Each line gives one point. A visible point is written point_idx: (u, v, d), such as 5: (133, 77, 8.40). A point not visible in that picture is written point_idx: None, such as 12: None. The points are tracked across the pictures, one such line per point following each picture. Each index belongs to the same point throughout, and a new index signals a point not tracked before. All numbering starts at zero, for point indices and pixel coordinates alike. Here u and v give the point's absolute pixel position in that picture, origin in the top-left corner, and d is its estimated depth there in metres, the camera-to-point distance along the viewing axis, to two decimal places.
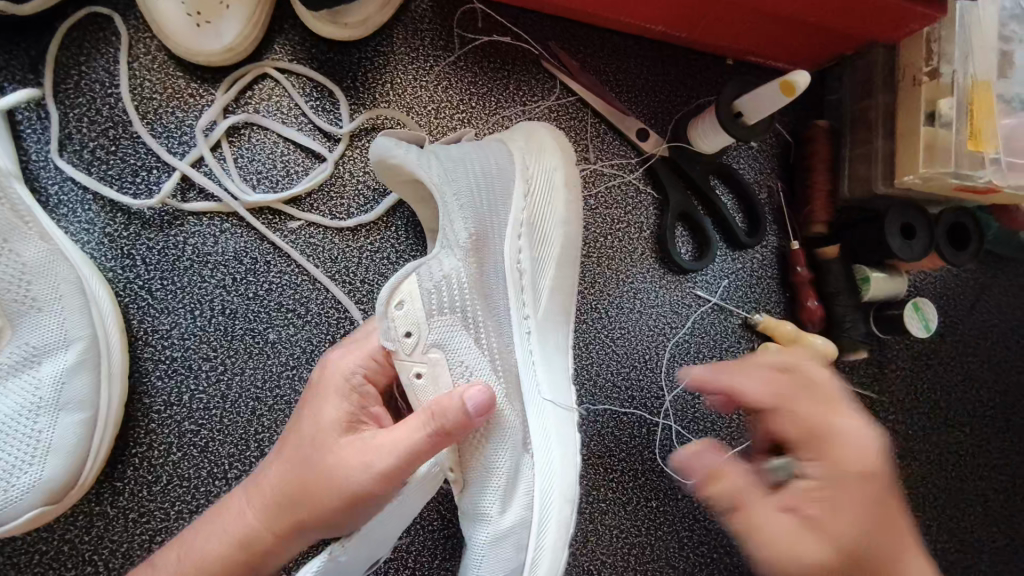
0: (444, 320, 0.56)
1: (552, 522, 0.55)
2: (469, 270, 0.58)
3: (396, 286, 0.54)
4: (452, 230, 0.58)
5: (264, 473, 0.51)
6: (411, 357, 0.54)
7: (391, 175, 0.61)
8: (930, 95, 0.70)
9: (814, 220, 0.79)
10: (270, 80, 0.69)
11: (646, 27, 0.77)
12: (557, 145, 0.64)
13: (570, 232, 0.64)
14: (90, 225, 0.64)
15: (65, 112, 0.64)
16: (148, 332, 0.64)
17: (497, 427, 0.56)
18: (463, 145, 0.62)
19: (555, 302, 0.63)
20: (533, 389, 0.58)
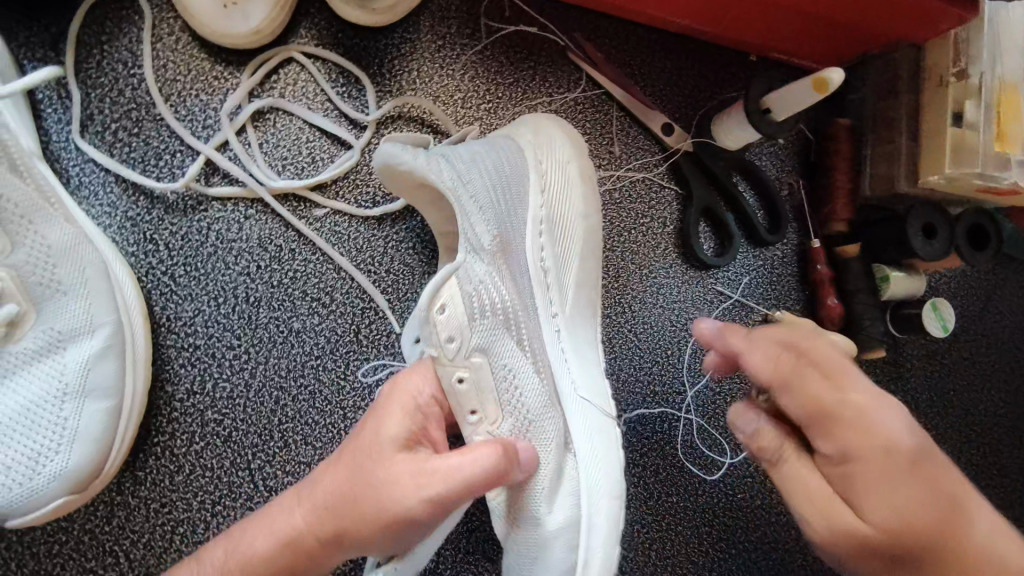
0: (485, 324, 0.56)
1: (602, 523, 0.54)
2: (501, 268, 0.58)
3: (439, 285, 0.55)
4: (475, 232, 0.57)
5: (316, 482, 0.50)
6: (455, 361, 0.54)
7: (398, 181, 0.59)
8: (958, 96, 0.71)
9: (835, 218, 0.79)
10: (295, 65, 0.68)
11: (673, 21, 0.76)
12: (565, 137, 0.62)
13: (591, 224, 0.62)
14: (112, 209, 0.62)
15: (87, 92, 0.63)
16: (171, 319, 0.63)
17: (534, 426, 0.55)
18: (470, 145, 0.60)
19: (583, 296, 0.61)
20: (568, 385, 0.57)
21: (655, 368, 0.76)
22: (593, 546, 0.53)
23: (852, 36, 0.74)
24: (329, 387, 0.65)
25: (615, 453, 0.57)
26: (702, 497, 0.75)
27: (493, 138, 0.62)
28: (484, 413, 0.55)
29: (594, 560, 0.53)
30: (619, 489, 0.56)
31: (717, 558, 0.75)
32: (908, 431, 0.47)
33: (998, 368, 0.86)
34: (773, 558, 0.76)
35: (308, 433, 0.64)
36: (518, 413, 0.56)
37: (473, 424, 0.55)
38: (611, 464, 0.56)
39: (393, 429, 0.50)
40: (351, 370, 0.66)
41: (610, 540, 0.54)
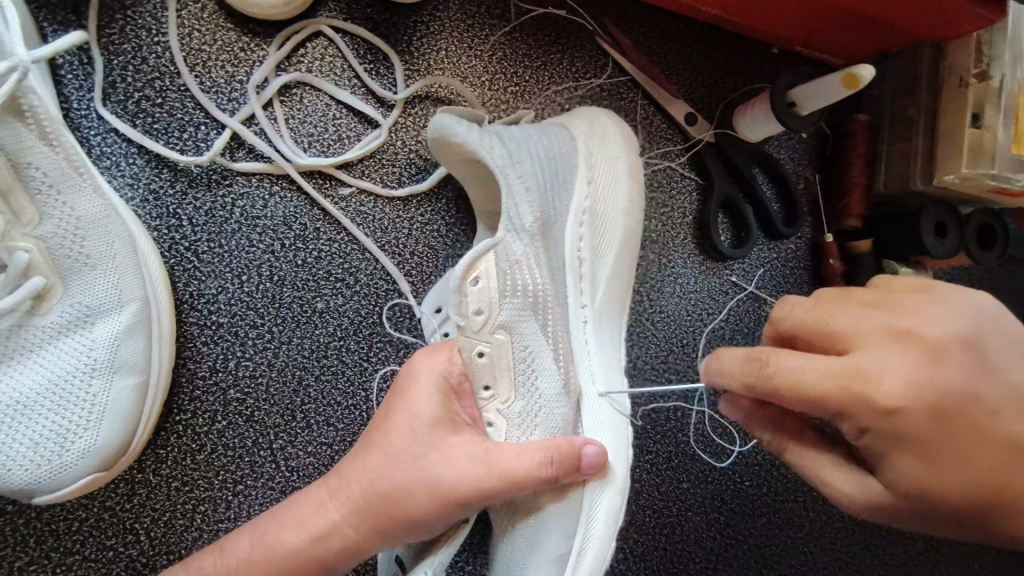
0: (513, 303, 0.55)
1: (601, 512, 0.55)
2: (534, 250, 0.57)
3: (476, 258, 0.54)
4: (519, 214, 0.57)
5: (347, 470, 0.50)
6: (478, 334, 0.54)
7: (447, 153, 0.58)
8: (977, 96, 0.72)
9: (850, 213, 0.80)
10: (323, 39, 0.66)
11: (700, 10, 0.76)
12: (622, 136, 0.63)
13: (631, 224, 0.62)
14: (134, 180, 0.61)
15: (109, 59, 0.61)
16: (194, 296, 0.62)
17: (544, 413, 0.55)
18: (525, 127, 0.60)
19: (613, 292, 0.61)
20: (587, 379, 0.58)
21: (670, 356, 0.77)
22: (592, 533, 0.55)
23: (875, 33, 0.75)
24: (352, 369, 0.65)
25: (624, 449, 0.57)
26: (712, 484, 0.76)
27: (547, 125, 0.62)
28: (497, 391, 0.54)
29: (590, 544, 0.55)
30: (622, 479, 0.56)
31: (725, 544, 0.76)
32: (953, 375, 0.43)
33: None
34: (778, 546, 0.77)
35: (331, 414, 0.64)
36: (542, 402, 0.55)
37: (485, 401, 0.54)
38: (621, 456, 0.57)
39: (425, 416, 0.49)
40: (374, 352, 0.65)
41: (608, 529, 0.55)
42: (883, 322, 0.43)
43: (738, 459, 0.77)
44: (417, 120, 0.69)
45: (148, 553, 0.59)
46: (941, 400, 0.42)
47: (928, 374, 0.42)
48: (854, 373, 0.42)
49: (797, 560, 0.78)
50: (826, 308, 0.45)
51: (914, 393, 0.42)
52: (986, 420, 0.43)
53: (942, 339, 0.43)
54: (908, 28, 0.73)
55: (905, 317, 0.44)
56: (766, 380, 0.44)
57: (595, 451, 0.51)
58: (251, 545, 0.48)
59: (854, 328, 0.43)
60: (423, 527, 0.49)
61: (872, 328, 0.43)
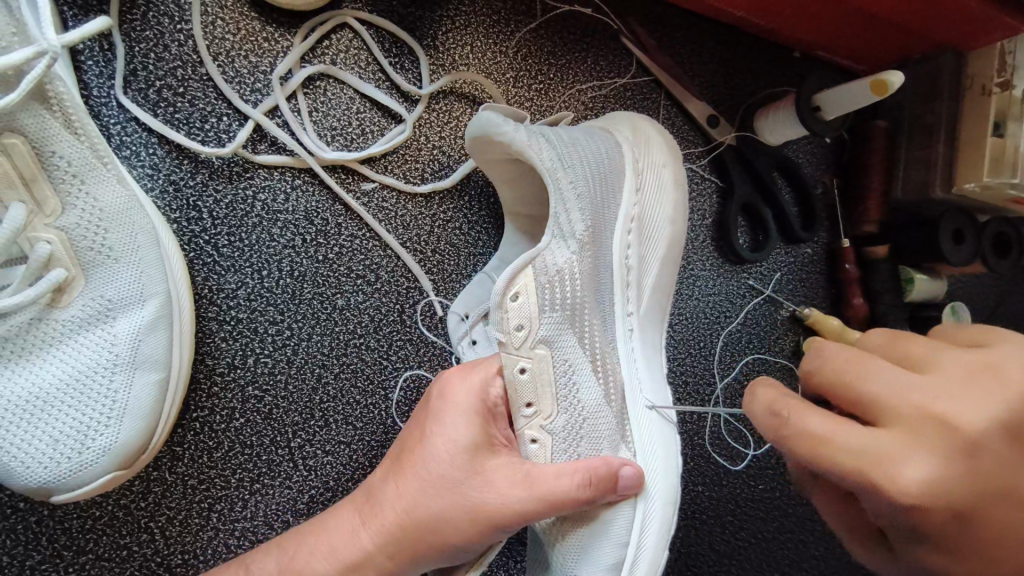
0: (553, 317, 0.55)
1: (654, 524, 0.55)
2: (580, 259, 0.57)
3: (517, 272, 0.54)
4: (569, 220, 0.57)
5: (382, 492, 0.51)
6: (519, 351, 0.53)
7: (489, 151, 0.58)
8: (1000, 106, 0.72)
9: (866, 219, 0.80)
10: (348, 31, 0.65)
11: (726, 12, 0.76)
12: (666, 144, 0.65)
13: (675, 233, 0.64)
14: (154, 170, 0.59)
15: (131, 46, 0.59)
16: (213, 291, 0.60)
17: (589, 425, 0.55)
18: (572, 130, 0.60)
19: (657, 300, 0.63)
20: (636, 390, 0.59)
21: (688, 358, 0.76)
22: (646, 544, 0.55)
23: (899, 39, 0.75)
24: (371, 367, 0.64)
25: (674, 457, 0.58)
26: (726, 488, 0.76)
27: (593, 129, 0.63)
28: (540, 408, 0.53)
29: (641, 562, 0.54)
30: (673, 491, 0.57)
31: (739, 547, 0.75)
32: (992, 469, 0.36)
33: None
34: (788, 550, 0.77)
35: (350, 412, 0.63)
36: (576, 410, 0.55)
37: (528, 418, 0.53)
38: (670, 467, 0.57)
39: (463, 441, 0.50)
40: (394, 350, 0.64)
41: (659, 542, 0.55)
42: (918, 399, 0.37)
43: (751, 463, 0.77)
44: (441, 115, 0.68)
45: (163, 552, 0.58)
46: (978, 501, 0.36)
47: (958, 472, 0.36)
48: (873, 455, 0.37)
49: (806, 564, 0.78)
50: (860, 366, 0.40)
51: (939, 491, 0.36)
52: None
53: (983, 429, 0.36)
54: (932, 37, 0.73)
55: (943, 395, 0.37)
56: (785, 438, 0.41)
57: (631, 470, 0.53)
58: (276, 565, 0.50)
59: (882, 397, 0.38)
60: (459, 550, 0.50)
61: (904, 405, 0.37)
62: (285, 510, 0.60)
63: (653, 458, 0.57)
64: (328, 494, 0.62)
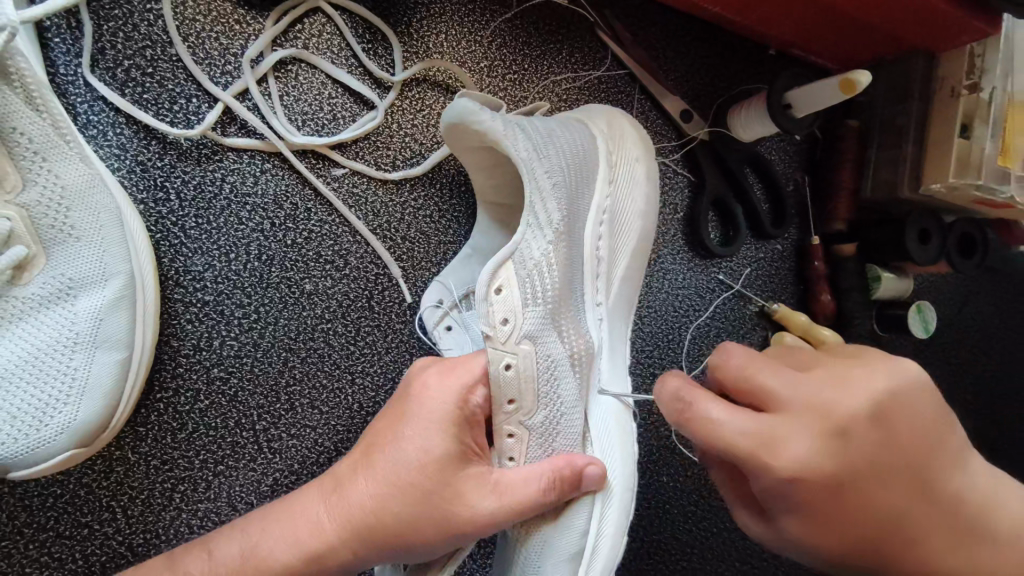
0: (537, 313, 0.56)
1: (614, 509, 0.56)
2: (557, 248, 0.58)
3: (497, 267, 0.55)
4: (544, 209, 0.58)
5: (353, 487, 0.50)
6: (505, 344, 0.54)
7: (461, 139, 0.58)
8: (968, 108, 0.73)
9: (835, 216, 0.81)
10: (321, 16, 0.65)
11: (701, 7, 0.76)
12: (639, 138, 0.65)
13: (648, 226, 0.65)
14: (121, 150, 0.59)
15: (99, 24, 0.59)
16: (180, 272, 0.60)
17: (565, 420, 0.56)
18: (549, 121, 0.61)
19: (625, 293, 0.64)
20: (596, 379, 0.60)
21: (656, 351, 0.77)
22: (604, 532, 0.55)
23: (870, 39, 0.76)
24: (339, 352, 0.64)
25: (631, 446, 0.59)
26: (690, 478, 0.77)
27: (569, 120, 0.64)
28: (521, 404, 0.54)
29: (602, 546, 0.55)
30: (631, 478, 0.58)
31: (701, 536, 0.77)
32: (859, 448, 0.44)
33: (975, 373, 0.88)
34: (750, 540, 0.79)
35: (315, 396, 0.63)
36: (552, 404, 0.55)
37: (507, 414, 0.53)
38: (627, 457, 0.58)
39: (436, 452, 0.50)
40: (361, 335, 0.65)
41: (619, 528, 0.56)
42: (803, 392, 0.45)
43: None
44: (415, 102, 0.68)
45: (124, 531, 0.58)
46: (844, 472, 0.44)
47: (832, 448, 0.44)
48: (766, 434, 0.44)
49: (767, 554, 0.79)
50: (756, 368, 0.46)
51: (812, 464, 0.44)
52: (884, 503, 0.45)
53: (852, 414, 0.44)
54: (903, 37, 0.73)
55: (825, 389, 0.45)
56: (688, 422, 0.47)
57: (597, 470, 0.54)
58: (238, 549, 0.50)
59: (779, 391, 0.45)
60: (421, 551, 0.51)
61: (795, 398, 0.45)
62: (249, 492, 0.61)
63: (610, 449, 0.57)
64: (292, 478, 0.62)
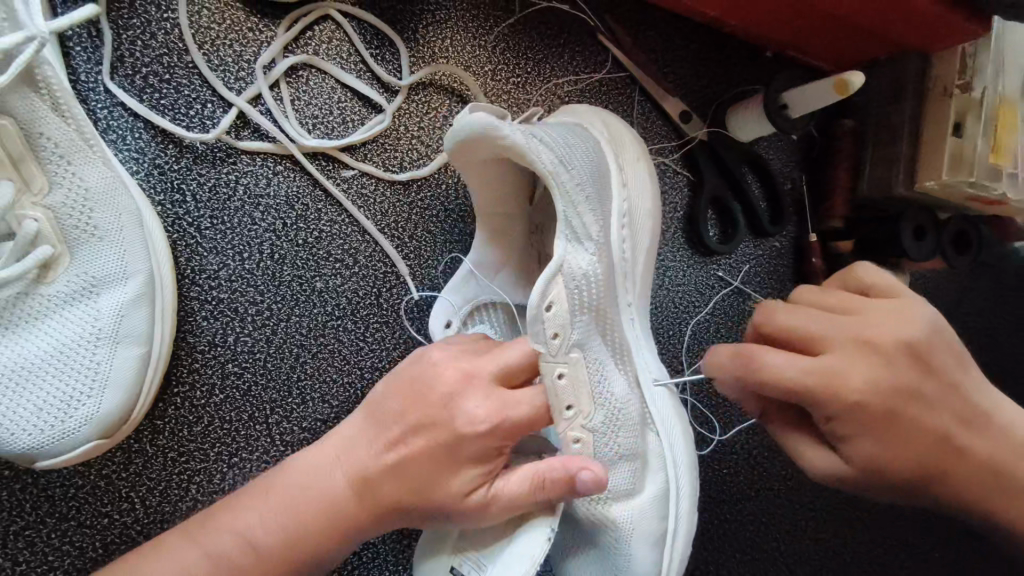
0: (581, 321, 0.57)
1: (684, 494, 0.60)
2: (600, 259, 0.59)
3: (548, 282, 0.55)
4: (582, 223, 0.58)
5: (363, 464, 0.53)
6: (556, 358, 0.55)
7: (478, 149, 0.57)
8: (960, 107, 0.75)
9: (832, 214, 0.83)
10: (330, 22, 0.67)
11: (700, 11, 0.78)
12: (635, 141, 0.69)
13: (656, 226, 0.68)
14: (139, 154, 0.62)
15: (118, 32, 0.61)
16: (195, 271, 0.63)
17: (624, 415, 0.58)
18: (557, 129, 0.61)
19: (645, 287, 0.67)
20: (646, 373, 0.62)
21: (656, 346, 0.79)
22: (681, 513, 0.59)
23: (866, 41, 0.77)
24: (348, 348, 0.66)
25: (686, 425, 0.63)
26: None
27: (570, 126, 0.65)
28: (580, 407, 0.55)
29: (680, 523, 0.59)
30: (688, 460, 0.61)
31: (702, 527, 0.77)
32: (906, 372, 0.53)
33: None
34: (751, 532, 0.78)
35: (327, 391, 0.65)
36: (610, 404, 0.57)
37: (570, 418, 0.55)
38: (686, 440, 0.62)
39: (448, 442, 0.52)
40: (370, 332, 0.67)
41: (688, 506, 0.60)
42: (848, 331, 0.53)
43: (716, 449, 0.79)
44: (421, 106, 0.70)
45: (143, 521, 0.60)
46: (899, 393, 0.53)
47: (881, 373, 0.52)
48: (828, 373, 0.52)
49: (768, 546, 0.79)
50: (805, 315, 0.55)
51: (874, 388, 0.52)
52: (934, 422, 0.54)
53: (892, 343, 0.53)
54: (897, 39, 0.75)
55: (868, 328, 0.53)
56: (753, 371, 0.53)
57: (590, 476, 0.51)
58: (279, 529, 0.52)
59: (825, 332, 0.53)
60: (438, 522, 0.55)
61: (840, 335, 0.53)
62: None
63: (674, 436, 0.61)
64: None
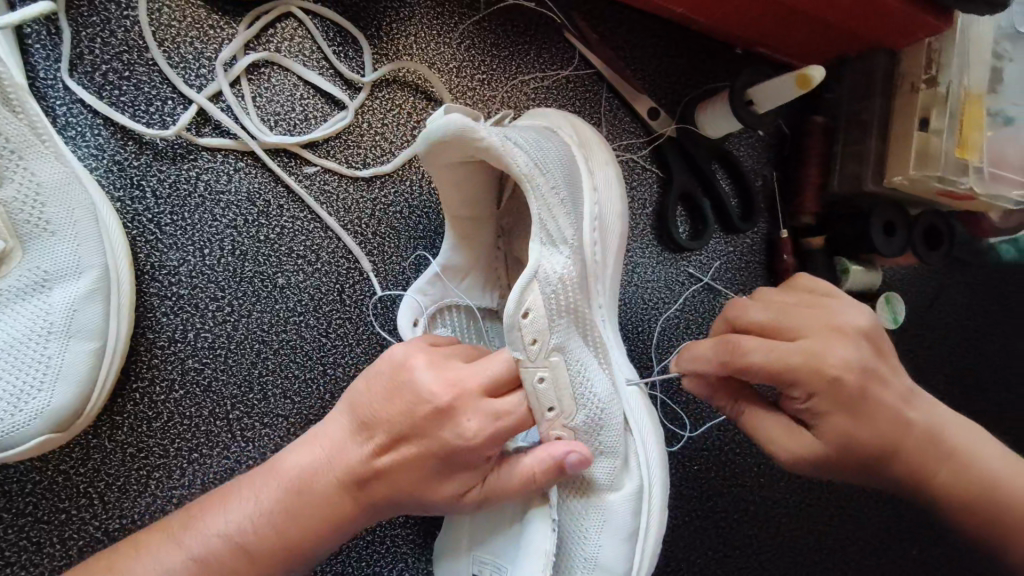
0: (560, 324, 0.55)
1: (655, 496, 0.59)
2: (574, 263, 0.58)
3: (522, 291, 0.53)
4: (556, 228, 0.57)
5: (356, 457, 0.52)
6: (536, 362, 0.52)
7: (449, 151, 0.55)
8: (925, 102, 0.74)
9: (803, 210, 0.83)
10: (293, 20, 0.68)
11: (667, 8, 0.78)
12: (601, 143, 0.68)
13: (624, 228, 0.67)
14: (98, 150, 0.62)
15: (77, 30, 0.62)
16: (155, 267, 0.63)
17: (602, 419, 0.57)
18: (526, 131, 0.60)
19: (613, 290, 0.66)
20: (620, 375, 0.62)
21: (626, 342, 0.79)
22: (652, 516, 0.58)
23: (832, 37, 0.78)
24: (311, 344, 0.66)
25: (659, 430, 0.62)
26: None
27: (539, 128, 0.63)
28: (562, 409, 0.54)
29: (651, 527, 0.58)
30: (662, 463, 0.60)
31: (673, 524, 0.75)
32: (873, 353, 0.54)
33: (947, 364, 0.88)
34: (723, 529, 0.77)
35: (288, 388, 0.65)
36: (592, 406, 0.56)
37: (551, 420, 0.53)
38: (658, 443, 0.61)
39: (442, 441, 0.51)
40: (333, 327, 0.67)
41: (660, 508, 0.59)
42: (821, 319, 0.53)
43: (687, 445, 0.77)
44: (385, 102, 0.70)
45: (101, 516, 0.60)
46: (870, 375, 0.53)
47: (855, 356, 0.53)
48: (810, 357, 0.52)
49: (741, 543, 0.77)
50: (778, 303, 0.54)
51: (851, 370, 0.52)
52: (899, 399, 0.55)
53: (861, 327, 0.54)
54: (862, 34, 0.75)
55: (837, 314, 0.54)
56: (735, 356, 0.52)
57: (578, 457, 0.51)
58: (268, 524, 0.52)
59: (802, 319, 0.53)
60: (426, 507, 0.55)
61: (816, 322, 0.53)
62: (222, 480, 0.63)
63: (648, 439, 0.60)
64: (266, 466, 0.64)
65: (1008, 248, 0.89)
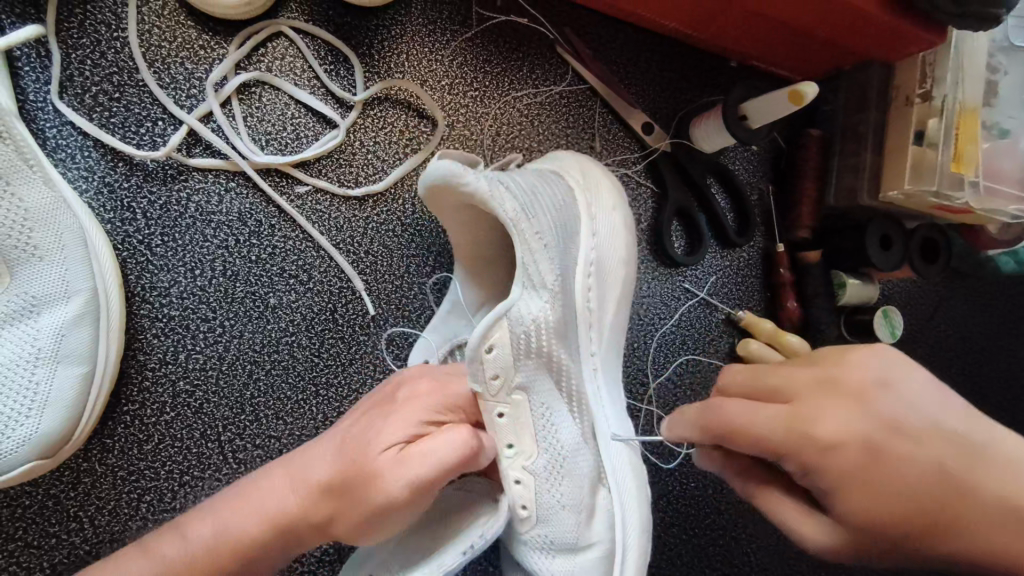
0: (528, 365, 0.56)
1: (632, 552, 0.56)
2: (553, 306, 0.58)
3: (492, 324, 0.53)
4: (538, 271, 0.57)
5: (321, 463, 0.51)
6: (496, 398, 0.54)
7: (441, 196, 0.58)
8: (919, 116, 0.74)
9: (800, 224, 0.82)
10: (284, 39, 0.68)
11: (659, 23, 0.78)
12: (613, 187, 0.66)
13: (628, 272, 0.65)
14: (89, 172, 0.62)
15: (67, 53, 0.62)
16: (146, 289, 0.63)
17: (569, 465, 0.56)
18: (528, 176, 0.60)
19: (617, 338, 0.64)
20: (603, 421, 0.60)
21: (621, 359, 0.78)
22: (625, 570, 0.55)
23: (826, 51, 0.77)
24: (303, 364, 0.66)
25: (644, 487, 0.60)
26: (659, 485, 0.75)
27: (545, 172, 0.63)
28: (522, 448, 0.55)
29: None
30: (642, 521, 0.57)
31: (670, 543, 0.75)
32: None
33: (944, 378, 0.87)
34: (721, 547, 0.76)
35: (280, 409, 0.65)
36: (554, 449, 0.56)
37: (510, 459, 0.54)
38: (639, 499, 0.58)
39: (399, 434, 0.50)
40: (325, 347, 0.66)
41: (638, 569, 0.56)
42: None
43: (684, 461, 0.76)
44: (377, 119, 0.70)
45: (92, 541, 0.60)
46: None
47: None
48: None
49: (738, 560, 0.77)
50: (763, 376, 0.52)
51: None
52: None
53: None
54: (856, 48, 0.75)
55: None
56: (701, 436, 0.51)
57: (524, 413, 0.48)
58: (213, 530, 0.50)
59: None
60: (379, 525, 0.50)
61: None
62: None
63: (628, 491, 0.58)
64: None
65: (1008, 259, 0.86)
